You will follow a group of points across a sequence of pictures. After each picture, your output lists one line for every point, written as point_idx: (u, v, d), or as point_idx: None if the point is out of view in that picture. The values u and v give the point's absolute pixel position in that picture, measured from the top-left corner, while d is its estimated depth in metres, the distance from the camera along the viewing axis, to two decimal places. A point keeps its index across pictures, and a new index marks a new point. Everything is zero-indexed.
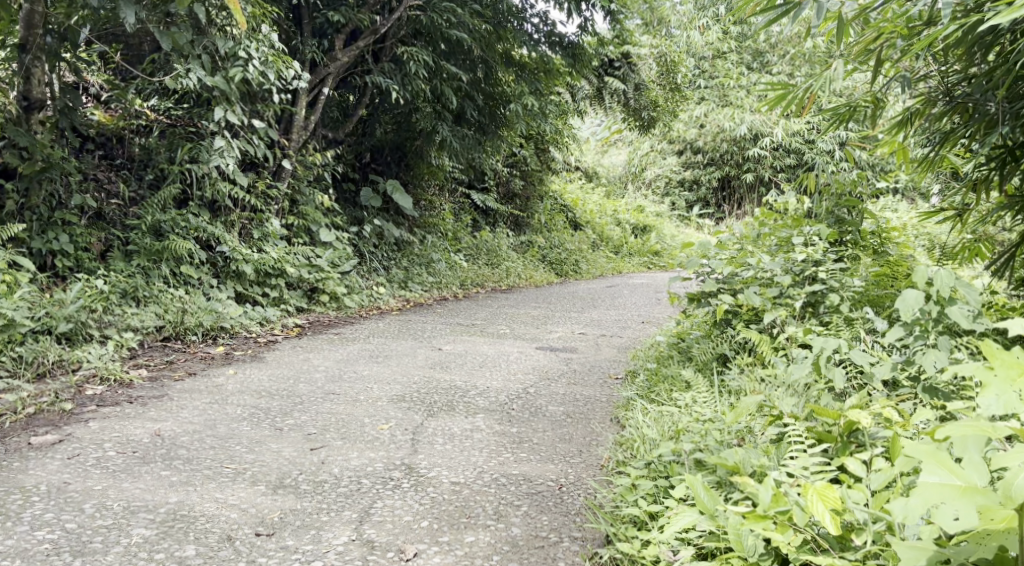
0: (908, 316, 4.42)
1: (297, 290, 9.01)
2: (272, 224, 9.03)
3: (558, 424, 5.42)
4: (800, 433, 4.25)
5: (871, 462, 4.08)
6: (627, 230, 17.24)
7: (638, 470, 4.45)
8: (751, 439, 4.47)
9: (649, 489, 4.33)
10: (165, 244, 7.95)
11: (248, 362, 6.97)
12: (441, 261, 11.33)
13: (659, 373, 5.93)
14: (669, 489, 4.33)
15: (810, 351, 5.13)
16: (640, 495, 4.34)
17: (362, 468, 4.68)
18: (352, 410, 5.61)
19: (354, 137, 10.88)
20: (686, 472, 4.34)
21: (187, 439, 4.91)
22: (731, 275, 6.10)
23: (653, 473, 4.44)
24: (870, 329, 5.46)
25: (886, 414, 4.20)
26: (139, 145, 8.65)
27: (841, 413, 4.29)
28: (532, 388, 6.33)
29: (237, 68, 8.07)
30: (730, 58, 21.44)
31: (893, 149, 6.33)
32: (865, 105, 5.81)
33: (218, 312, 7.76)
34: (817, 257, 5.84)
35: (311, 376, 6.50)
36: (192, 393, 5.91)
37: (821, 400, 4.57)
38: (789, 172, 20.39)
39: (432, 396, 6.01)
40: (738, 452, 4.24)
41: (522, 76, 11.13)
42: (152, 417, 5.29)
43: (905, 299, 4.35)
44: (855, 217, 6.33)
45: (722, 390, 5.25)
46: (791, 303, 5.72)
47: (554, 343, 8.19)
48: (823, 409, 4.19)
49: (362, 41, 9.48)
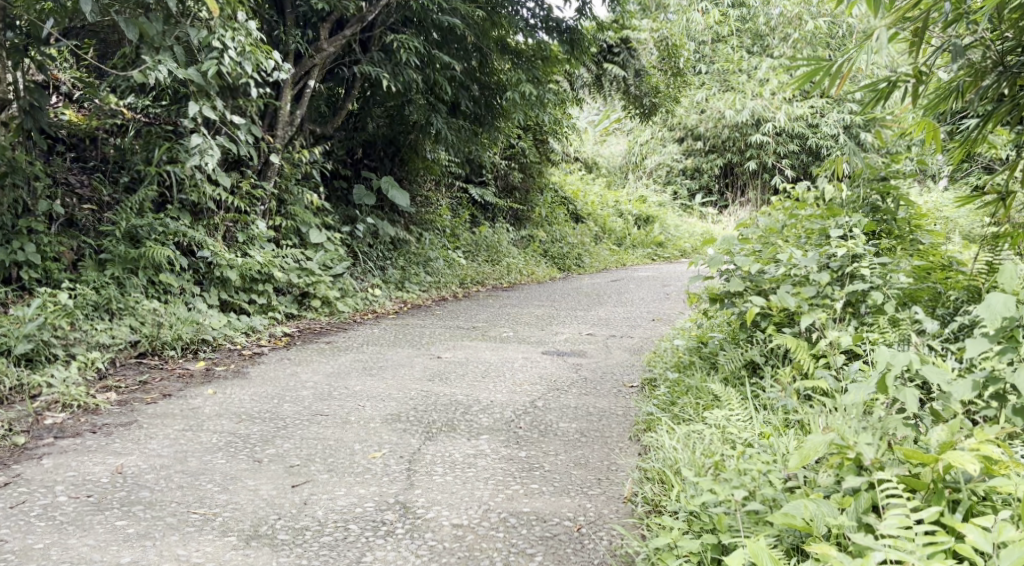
0: (993, 328, 3.77)
1: (287, 295, 8.44)
2: (258, 227, 8.43)
3: (572, 446, 4.84)
4: (890, 484, 3.63)
5: (985, 523, 3.49)
6: (630, 222, 16.63)
7: (676, 523, 3.86)
8: (816, 482, 3.86)
9: (694, 549, 3.74)
10: (142, 252, 7.35)
11: (230, 380, 6.38)
12: (440, 259, 10.74)
13: (681, 384, 5.35)
14: (720, 548, 3.73)
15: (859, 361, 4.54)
16: (682, 557, 3.74)
17: (350, 510, 4.10)
18: (342, 434, 5.02)
19: (344, 133, 10.27)
20: (737, 527, 3.74)
21: (154, 478, 4.31)
22: (759, 272, 5.50)
23: (696, 527, 3.85)
24: (919, 331, 4.91)
25: (995, 459, 3.61)
26: (114, 146, 8.07)
27: (935, 455, 3.68)
28: (541, 401, 5.75)
29: (212, 60, 7.46)
30: (731, 42, 20.76)
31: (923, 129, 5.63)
32: (907, 79, 5.18)
33: (200, 323, 7.20)
34: (858, 251, 5.23)
35: (298, 395, 5.90)
36: (163, 419, 5.32)
37: (887, 426, 3.97)
38: (793, 158, 19.81)
39: (430, 415, 5.43)
40: (807, 506, 3.65)
41: (519, 64, 10.43)
42: (115, 450, 4.70)
43: (994, 307, 3.74)
44: (891, 204, 5.77)
45: (756, 406, 4.66)
46: (830, 303, 5.13)
47: (561, 346, 7.60)
48: (918, 456, 3.59)
49: (349, 29, 8.90)
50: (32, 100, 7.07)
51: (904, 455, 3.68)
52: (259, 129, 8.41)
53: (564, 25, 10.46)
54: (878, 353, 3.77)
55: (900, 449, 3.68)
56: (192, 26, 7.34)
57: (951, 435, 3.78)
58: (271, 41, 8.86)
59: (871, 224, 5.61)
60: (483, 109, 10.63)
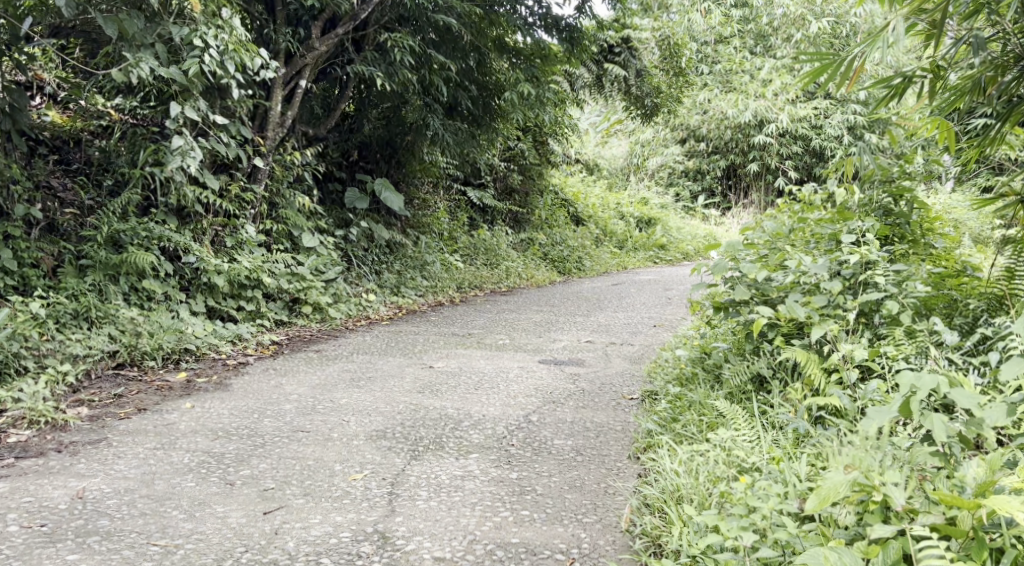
0: None
1: (277, 301, 8.13)
2: (247, 231, 8.13)
3: (567, 466, 4.55)
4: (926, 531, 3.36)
5: None
6: (631, 224, 16.33)
7: None
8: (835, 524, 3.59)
9: None
10: (123, 258, 7.05)
11: (211, 392, 6.07)
12: (437, 262, 10.45)
13: (684, 399, 5.06)
14: None
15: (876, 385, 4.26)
16: None
17: (323, 540, 3.88)
18: (322, 453, 4.73)
19: (337, 135, 9.94)
20: None
21: (115, 504, 4.08)
22: (765, 279, 5.21)
23: None
24: (938, 342, 4.63)
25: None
26: (98, 148, 7.63)
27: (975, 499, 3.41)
28: (535, 415, 5.45)
29: (194, 58, 7.10)
30: (733, 42, 20.43)
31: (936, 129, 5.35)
32: (922, 75, 4.91)
33: (183, 332, 6.90)
34: (872, 258, 4.92)
35: (280, 409, 5.60)
36: (136, 436, 5.03)
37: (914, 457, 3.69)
38: (797, 160, 19.52)
39: (418, 431, 5.14)
40: (827, 556, 3.39)
41: (517, 64, 10.21)
42: (79, 472, 4.41)
43: None
44: (904, 207, 5.46)
45: (764, 428, 4.35)
46: (843, 314, 4.83)
47: (559, 354, 7.30)
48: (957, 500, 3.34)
49: (341, 28, 8.60)
50: (11, 101, 6.77)
51: (940, 499, 3.42)
52: (248, 130, 8.11)
53: (564, 23, 10.12)
54: (904, 377, 3.49)
55: (935, 493, 3.43)
56: (174, 24, 6.98)
57: (990, 472, 3.50)
58: (261, 40, 8.54)
59: (884, 228, 5.31)
60: (480, 109, 10.33)
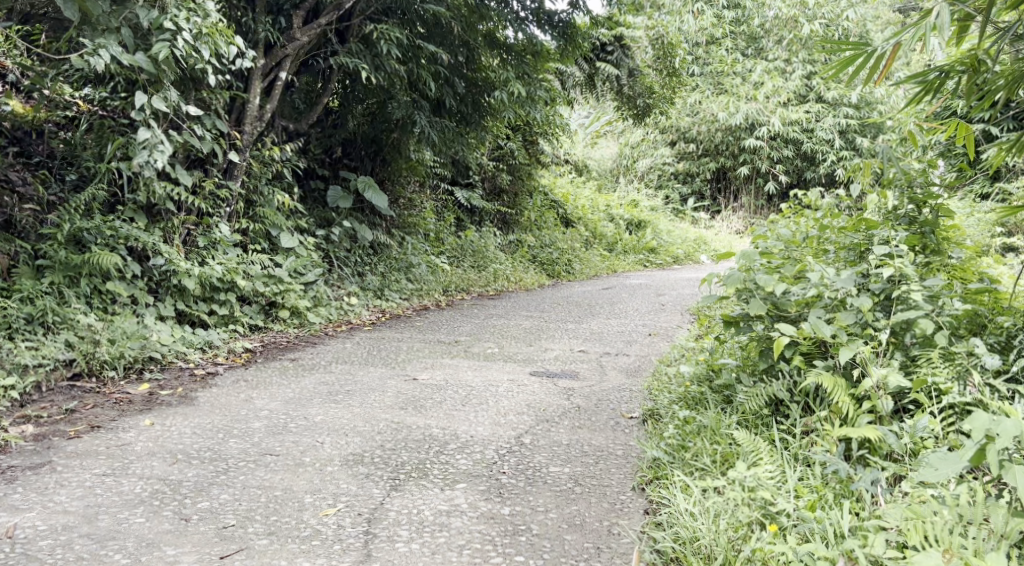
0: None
1: (253, 305, 7.60)
2: (221, 230, 7.60)
3: (564, 499, 4.18)
4: None
5: None
6: (621, 227, 15.86)
7: None
8: None
9: None
10: (85, 258, 6.52)
11: (174, 408, 5.56)
12: (423, 264, 9.95)
13: (694, 423, 4.62)
14: None
15: (917, 432, 4.06)
16: None
17: None
18: (292, 481, 4.27)
19: (319, 130, 9.42)
20: None
21: (48, 546, 3.72)
22: (783, 293, 4.75)
23: None
24: (977, 367, 4.26)
25: None
26: (63, 141, 6.99)
27: None
28: (528, 437, 4.97)
29: (164, 43, 6.48)
30: (725, 44, 19.98)
31: (958, 130, 4.91)
32: (960, 69, 4.50)
33: (148, 339, 6.40)
34: (907, 271, 4.46)
35: (248, 428, 5.11)
36: (87, 458, 4.53)
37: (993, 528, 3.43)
38: (788, 163, 19.11)
39: (400, 455, 4.66)
40: None
41: (509, 61, 9.60)
42: (13, 504, 4.00)
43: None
44: (929, 215, 4.91)
45: (782, 472, 4.03)
46: (874, 334, 4.40)
47: (551, 365, 6.83)
48: None
49: (324, 18, 8.11)
50: None
51: None
52: (225, 124, 7.59)
53: (556, 19, 9.61)
54: (977, 422, 3.47)
55: None
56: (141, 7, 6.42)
57: None
58: (238, 28, 7.99)
59: (913, 237, 4.85)
60: (469, 107, 9.78)
